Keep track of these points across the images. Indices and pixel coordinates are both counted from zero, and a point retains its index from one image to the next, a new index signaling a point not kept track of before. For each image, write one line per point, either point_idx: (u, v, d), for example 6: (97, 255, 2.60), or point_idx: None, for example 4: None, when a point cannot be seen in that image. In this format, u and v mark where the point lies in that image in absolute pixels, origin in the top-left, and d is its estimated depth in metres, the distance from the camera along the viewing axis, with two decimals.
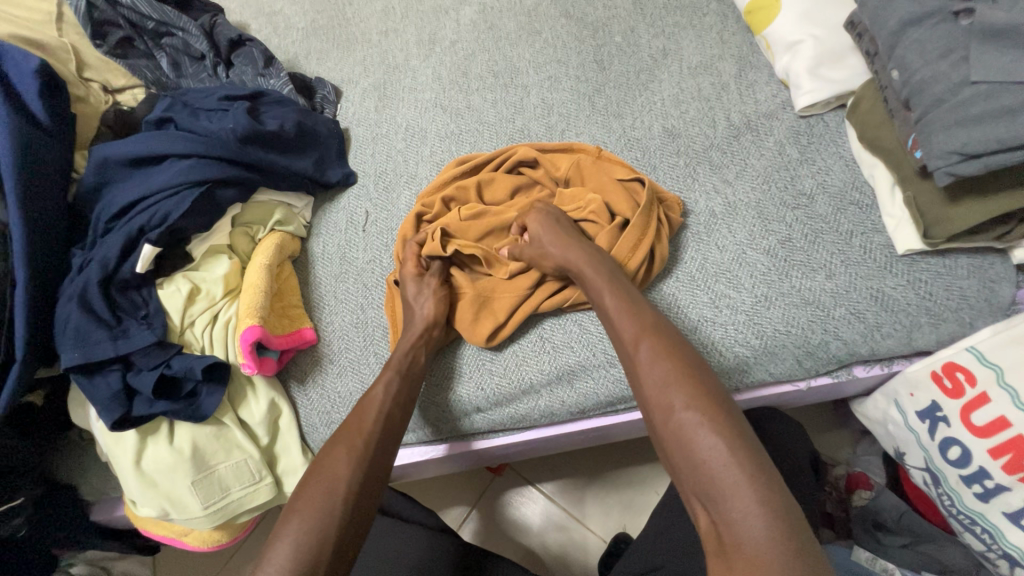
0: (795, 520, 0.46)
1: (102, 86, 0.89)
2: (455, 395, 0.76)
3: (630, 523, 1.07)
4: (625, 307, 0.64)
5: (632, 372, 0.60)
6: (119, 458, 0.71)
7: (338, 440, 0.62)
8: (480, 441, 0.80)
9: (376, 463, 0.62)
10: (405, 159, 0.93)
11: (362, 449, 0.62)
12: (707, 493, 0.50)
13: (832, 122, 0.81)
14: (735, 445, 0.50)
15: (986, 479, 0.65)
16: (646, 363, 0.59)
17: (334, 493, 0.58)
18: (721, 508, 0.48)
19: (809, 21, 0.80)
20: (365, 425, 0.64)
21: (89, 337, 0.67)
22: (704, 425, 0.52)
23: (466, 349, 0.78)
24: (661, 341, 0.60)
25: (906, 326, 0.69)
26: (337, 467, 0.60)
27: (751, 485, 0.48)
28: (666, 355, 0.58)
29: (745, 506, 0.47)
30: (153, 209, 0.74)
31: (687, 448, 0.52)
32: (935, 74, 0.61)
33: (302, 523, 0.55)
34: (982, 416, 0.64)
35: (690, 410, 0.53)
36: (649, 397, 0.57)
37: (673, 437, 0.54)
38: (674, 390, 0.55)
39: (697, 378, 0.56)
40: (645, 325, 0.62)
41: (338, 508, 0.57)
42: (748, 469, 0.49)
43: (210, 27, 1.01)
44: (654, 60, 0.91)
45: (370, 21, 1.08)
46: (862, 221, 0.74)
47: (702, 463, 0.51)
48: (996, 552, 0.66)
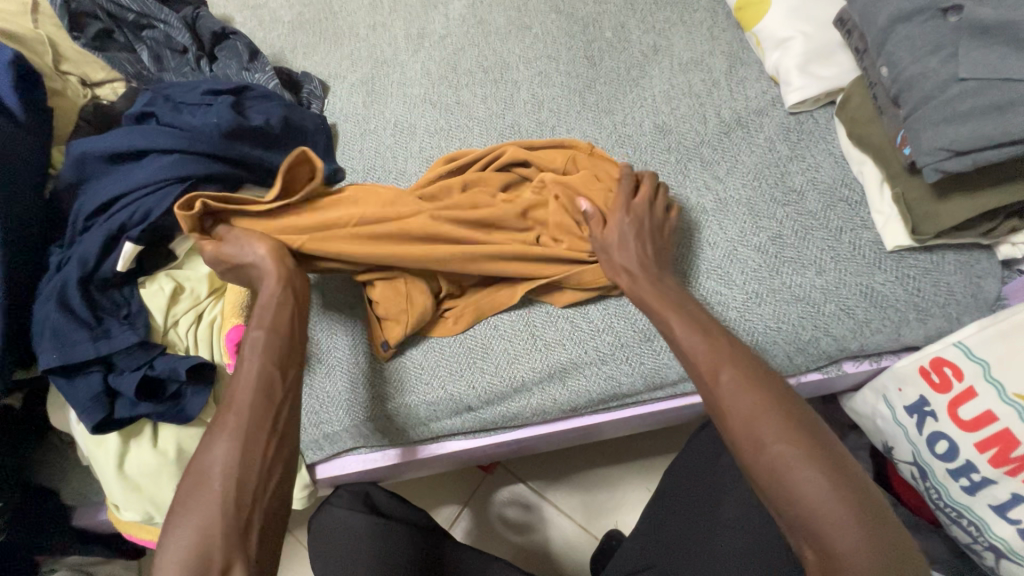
0: (900, 556, 0.45)
1: (79, 79, 0.86)
2: (403, 403, 0.76)
3: (622, 520, 1.07)
4: (696, 333, 0.59)
5: (711, 400, 0.55)
6: (101, 461, 0.70)
7: (211, 430, 0.55)
8: (433, 447, 0.79)
9: (255, 441, 0.54)
10: (393, 155, 0.91)
11: (232, 433, 0.54)
12: (812, 535, 0.46)
13: (821, 119, 0.81)
14: (836, 479, 0.47)
15: (973, 473, 0.65)
16: (726, 387, 0.54)
17: (207, 484, 0.51)
18: (830, 550, 0.45)
19: (799, 17, 0.80)
20: (233, 406, 0.56)
21: (68, 338, 0.65)
22: (800, 458, 0.48)
23: (409, 355, 0.78)
24: (737, 363, 0.55)
25: (895, 322, 0.69)
26: (207, 457, 0.53)
27: (857, 523, 0.45)
28: (748, 383, 0.54)
29: (852, 546, 0.44)
30: (135, 205, 0.71)
31: (786, 488, 0.48)
32: (925, 71, 0.61)
33: (179, 523, 0.50)
34: (969, 411, 0.65)
35: (786, 445, 0.49)
36: (732, 425, 0.52)
37: (765, 472, 0.49)
38: (761, 420, 0.51)
39: (783, 404, 0.52)
40: (721, 352, 0.57)
41: (216, 499, 0.50)
42: (856, 508, 0.46)
43: (192, 20, 0.99)
44: (645, 56, 0.91)
45: (358, 15, 1.07)
46: (851, 217, 0.74)
47: (804, 503, 0.47)
48: (982, 544, 0.67)
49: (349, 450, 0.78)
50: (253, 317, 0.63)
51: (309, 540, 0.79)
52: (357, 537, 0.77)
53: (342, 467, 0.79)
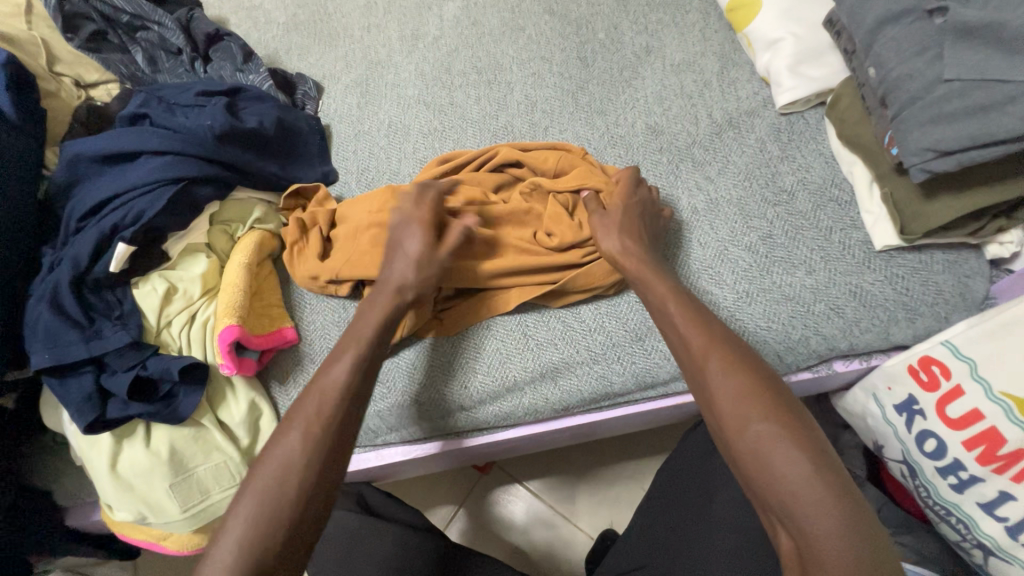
0: (877, 541, 0.45)
1: (74, 81, 0.86)
2: (457, 389, 0.75)
3: (617, 520, 1.08)
4: (691, 317, 0.60)
5: (698, 383, 0.56)
6: (94, 461, 0.70)
7: (295, 424, 0.57)
8: (467, 440, 0.79)
9: (333, 452, 0.57)
10: (387, 156, 0.92)
11: (314, 438, 0.56)
12: (785, 519, 0.47)
13: (812, 119, 0.82)
14: (820, 463, 0.48)
15: (960, 471, 0.66)
16: (716, 372, 0.55)
17: (282, 485, 0.54)
18: (801, 532, 0.46)
19: (789, 19, 0.81)
20: (318, 410, 0.58)
21: (61, 338, 0.66)
22: (783, 440, 0.49)
23: (478, 338, 0.77)
24: (727, 349, 0.56)
25: (884, 321, 0.70)
26: (292, 454, 0.55)
27: (836, 506, 0.46)
28: (731, 366, 0.55)
29: (830, 529, 0.45)
30: (127, 207, 0.72)
31: (764, 469, 0.49)
32: (911, 72, 0.61)
33: (254, 513, 0.52)
34: (957, 409, 0.65)
35: (772, 426, 0.50)
36: (720, 409, 0.53)
37: (749, 454, 0.50)
38: (747, 403, 0.52)
39: (771, 390, 0.53)
40: (709, 335, 0.58)
41: (291, 502, 0.53)
42: (831, 494, 0.46)
43: (186, 21, 0.99)
44: (637, 57, 0.91)
45: (352, 16, 1.07)
46: (841, 217, 0.74)
47: (779, 486, 0.48)
48: (971, 542, 0.67)
49: None
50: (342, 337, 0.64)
51: None
52: (352, 537, 0.78)
53: None
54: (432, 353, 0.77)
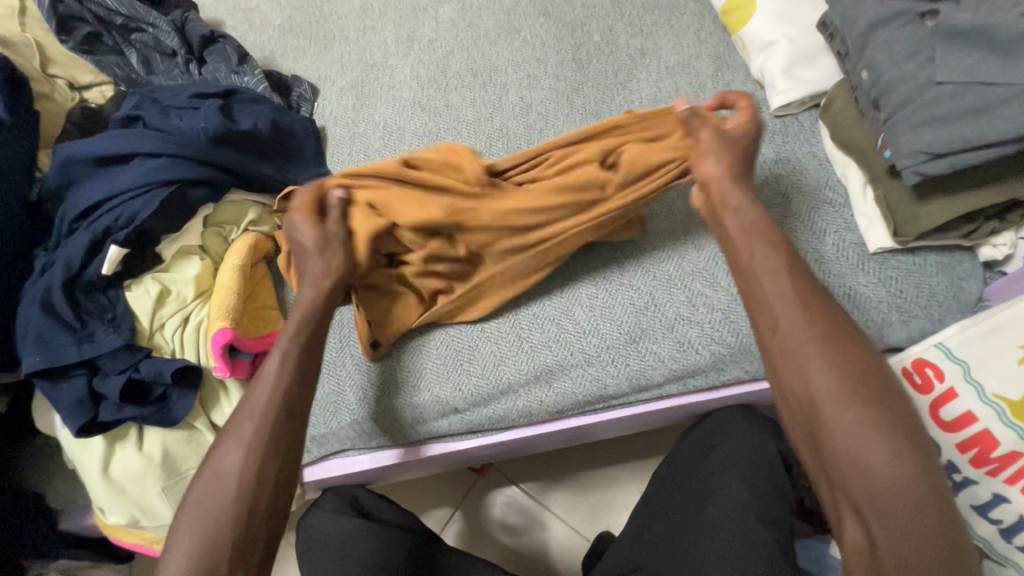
0: (961, 540, 0.45)
1: (67, 83, 0.86)
2: (420, 397, 0.75)
3: (613, 522, 1.08)
4: (789, 284, 0.55)
5: (791, 362, 0.52)
6: (86, 464, 0.70)
7: (224, 436, 0.57)
8: (444, 445, 0.79)
9: (273, 455, 0.56)
10: (382, 158, 0.92)
11: (253, 442, 0.55)
12: (866, 513, 0.46)
13: (806, 122, 0.82)
14: (920, 463, 0.46)
15: (953, 473, 0.65)
16: (816, 354, 0.51)
17: (224, 491, 0.54)
18: (883, 525, 0.45)
19: (783, 21, 0.81)
20: (256, 413, 0.57)
21: (53, 341, 0.66)
22: (888, 436, 0.47)
23: (437, 342, 0.77)
24: (832, 328, 0.52)
25: (878, 323, 0.70)
26: (223, 464, 0.55)
27: (929, 507, 0.45)
28: (831, 348, 0.51)
29: (919, 528, 0.45)
30: (120, 209, 0.71)
31: (857, 459, 0.47)
32: (903, 75, 0.61)
33: (193, 526, 0.53)
34: (950, 411, 0.65)
35: (875, 419, 0.47)
36: (818, 394, 0.49)
37: (846, 447, 0.47)
38: (852, 391, 0.49)
39: (877, 379, 0.49)
40: (810, 308, 0.53)
41: (229, 508, 0.53)
42: (923, 485, 0.45)
43: (181, 23, 0.99)
44: (632, 59, 0.91)
45: (348, 18, 1.07)
46: (835, 219, 0.74)
47: (869, 479, 0.46)
48: None
49: (336, 453, 0.79)
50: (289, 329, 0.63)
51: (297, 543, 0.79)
52: (345, 539, 0.77)
53: (331, 469, 0.80)
54: (386, 362, 0.78)
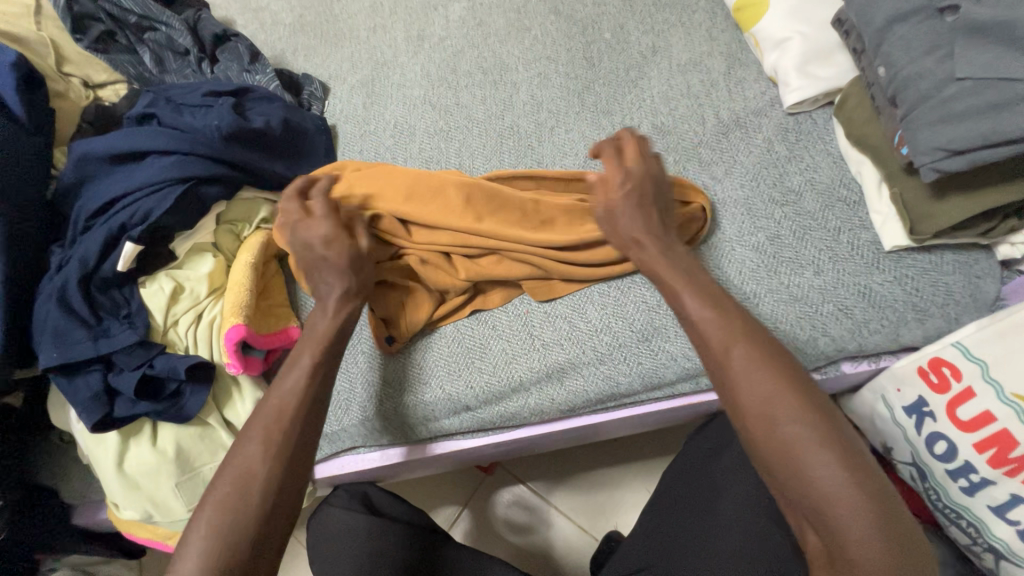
0: (909, 538, 0.46)
1: (82, 81, 0.88)
2: (429, 397, 0.75)
3: (622, 522, 1.07)
4: (708, 305, 0.58)
5: (729, 378, 0.54)
6: (101, 459, 0.70)
7: (250, 433, 0.58)
8: (448, 445, 0.79)
9: (289, 459, 0.57)
10: (393, 156, 0.92)
11: (269, 447, 0.57)
12: (823, 522, 0.47)
13: (820, 119, 0.81)
14: (855, 469, 0.47)
15: (971, 474, 0.65)
16: (743, 372, 0.53)
17: (248, 492, 0.54)
18: (839, 530, 0.46)
19: (797, 18, 0.80)
20: (275, 416, 0.59)
21: (69, 337, 0.66)
22: (818, 446, 0.48)
23: (441, 343, 0.78)
24: (758, 344, 0.54)
25: (893, 322, 0.69)
26: (248, 461, 0.56)
27: (870, 510, 0.46)
28: (763, 360, 0.53)
29: (864, 532, 0.46)
30: (135, 206, 0.72)
31: (793, 471, 0.49)
32: (921, 71, 0.61)
33: (214, 522, 0.53)
34: (968, 411, 0.65)
35: (805, 429, 0.49)
36: (748, 411, 0.52)
37: (781, 459, 0.50)
38: (780, 404, 0.50)
39: (803, 388, 0.51)
40: (733, 325, 0.56)
41: (252, 509, 0.54)
42: (866, 485, 0.47)
43: (194, 21, 0.99)
44: (644, 57, 0.91)
45: (358, 17, 1.07)
46: (850, 217, 0.74)
47: (812, 490, 0.48)
48: (982, 545, 0.67)
49: (347, 451, 0.79)
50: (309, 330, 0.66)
51: (308, 539, 0.80)
52: (356, 536, 0.77)
53: (343, 466, 0.80)
54: (393, 359, 0.78)
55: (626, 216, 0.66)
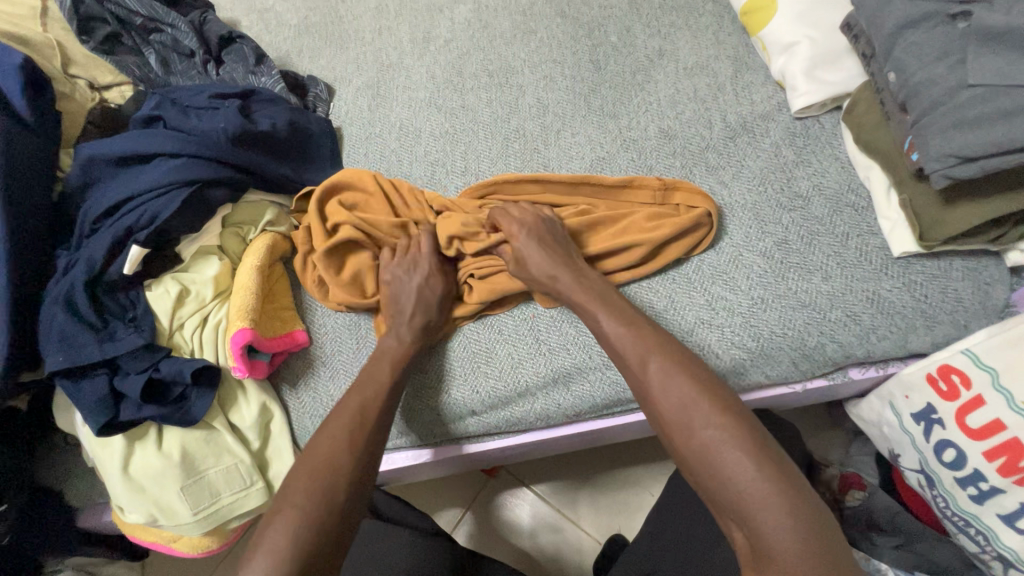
0: (821, 521, 0.48)
1: (88, 83, 0.87)
2: (449, 399, 0.75)
3: (625, 525, 1.07)
4: (621, 324, 0.64)
5: (650, 389, 0.58)
6: (106, 462, 0.70)
7: (333, 434, 0.62)
8: (463, 447, 0.79)
9: (369, 457, 0.62)
10: (399, 159, 0.92)
11: (353, 441, 0.62)
12: (742, 517, 0.49)
13: (828, 124, 0.81)
14: (761, 459, 0.50)
15: (981, 482, 0.65)
16: (657, 382, 0.58)
17: (334, 482, 0.58)
18: (755, 522, 0.49)
19: (805, 22, 0.80)
20: (358, 414, 0.64)
21: (75, 340, 0.66)
22: (727, 442, 0.52)
23: (458, 348, 0.77)
24: (669, 356, 0.59)
25: (901, 329, 0.69)
26: (333, 458, 0.60)
27: (778, 497, 0.49)
28: (677, 369, 0.58)
29: (775, 519, 0.48)
30: (141, 209, 0.72)
31: (709, 468, 0.52)
32: (932, 77, 0.60)
33: (299, 514, 0.55)
34: (977, 419, 0.64)
35: (715, 428, 0.53)
36: (666, 417, 0.56)
37: (698, 460, 0.53)
38: (691, 407, 0.55)
39: (712, 391, 0.56)
40: (647, 341, 0.61)
41: (337, 504, 0.57)
42: (776, 475, 0.50)
43: (200, 23, 1.00)
44: (650, 60, 0.91)
45: (363, 19, 1.07)
46: (858, 223, 0.74)
47: (729, 485, 0.50)
48: (990, 553, 0.67)
49: None
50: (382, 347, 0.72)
51: None
52: (361, 540, 0.77)
53: None
54: (422, 359, 0.77)
55: (531, 252, 0.71)
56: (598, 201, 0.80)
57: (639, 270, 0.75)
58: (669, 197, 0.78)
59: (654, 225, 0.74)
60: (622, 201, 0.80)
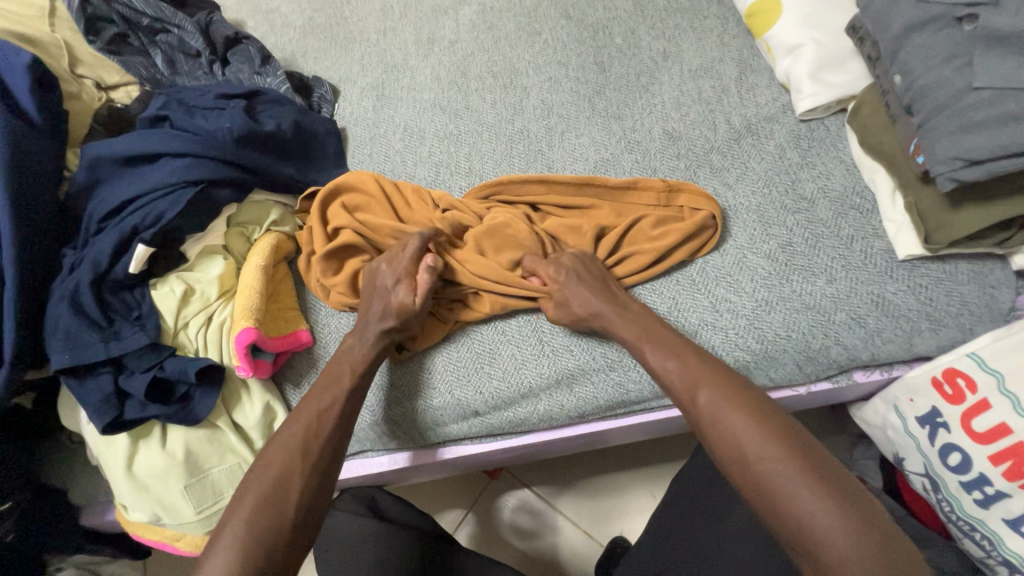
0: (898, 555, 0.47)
1: (94, 83, 0.87)
2: (450, 399, 0.75)
3: (627, 527, 1.07)
4: (666, 352, 0.64)
5: (707, 420, 0.58)
6: (111, 461, 0.70)
7: (285, 448, 0.62)
8: (463, 449, 0.79)
9: (319, 470, 0.62)
10: (403, 160, 0.92)
11: (304, 455, 0.62)
12: (811, 551, 0.49)
13: (832, 126, 0.81)
14: (829, 494, 0.50)
15: (986, 486, 0.64)
16: (711, 414, 0.58)
17: (282, 498, 0.58)
18: (828, 557, 0.48)
19: (810, 25, 0.80)
20: (310, 426, 0.64)
21: (80, 339, 0.66)
22: (793, 476, 0.51)
23: (459, 349, 0.77)
24: (721, 386, 0.59)
25: (906, 331, 0.69)
26: (277, 475, 0.60)
27: (853, 535, 0.48)
28: (734, 400, 0.58)
29: (853, 558, 0.47)
30: (147, 208, 0.72)
31: (777, 504, 0.51)
32: (938, 80, 0.60)
33: (238, 533, 0.55)
34: (983, 422, 0.64)
35: (777, 463, 0.52)
36: (725, 450, 0.56)
37: (764, 496, 0.52)
38: (750, 440, 0.55)
39: (770, 422, 0.56)
40: (695, 371, 0.61)
41: (279, 524, 0.57)
42: (846, 509, 0.49)
43: (206, 24, 1.00)
44: (655, 62, 0.91)
45: (368, 20, 1.07)
46: (863, 226, 0.73)
47: (797, 520, 0.50)
48: (995, 558, 0.66)
49: (356, 454, 0.79)
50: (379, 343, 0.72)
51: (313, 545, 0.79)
52: (363, 541, 0.77)
53: (349, 471, 0.80)
54: (422, 359, 0.77)
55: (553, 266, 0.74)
56: (602, 203, 0.80)
57: (646, 272, 0.75)
58: (674, 199, 0.78)
59: (660, 235, 0.75)
60: (627, 204, 0.80)
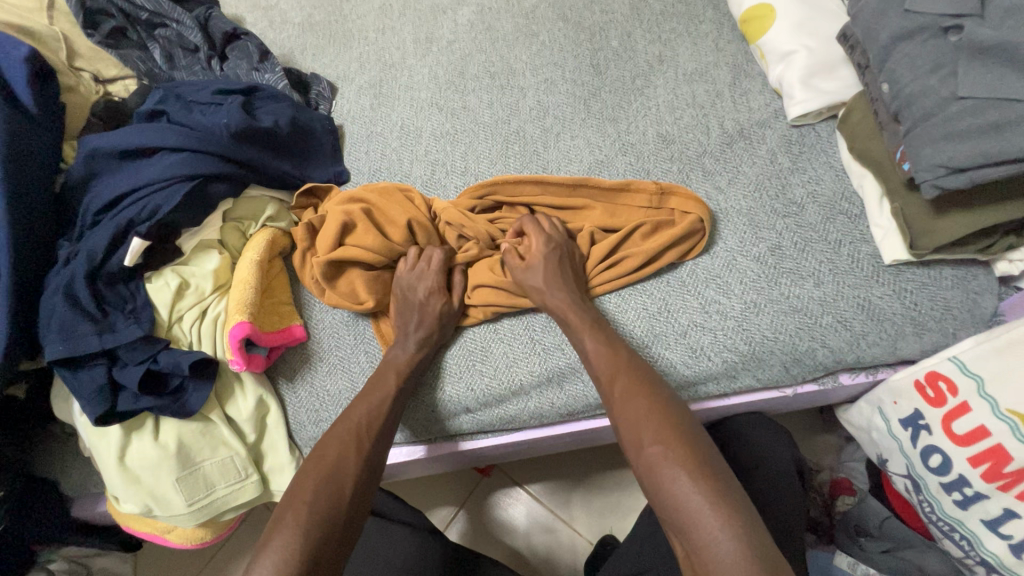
0: (759, 540, 0.51)
1: (92, 76, 0.88)
2: (443, 395, 0.76)
3: (616, 526, 1.08)
4: (603, 346, 0.69)
5: (618, 410, 0.64)
6: (103, 453, 0.71)
7: (329, 442, 0.65)
8: (462, 444, 0.80)
9: (369, 470, 0.65)
10: (399, 158, 0.93)
11: (354, 453, 0.65)
12: (683, 529, 0.54)
13: (823, 132, 0.82)
14: (702, 481, 0.55)
15: (965, 487, 0.66)
16: (621, 402, 0.64)
17: (335, 490, 0.61)
18: (694, 537, 0.53)
19: (803, 32, 0.81)
20: (359, 426, 0.67)
21: (74, 330, 0.67)
22: (672, 463, 0.57)
23: (455, 348, 0.78)
24: (636, 382, 0.65)
25: (891, 335, 0.70)
26: (332, 461, 0.63)
27: (718, 517, 0.52)
28: (643, 394, 0.64)
29: (713, 536, 0.52)
30: (144, 201, 0.72)
31: (658, 486, 0.57)
32: (924, 88, 0.62)
33: (298, 518, 0.57)
34: (963, 425, 0.65)
35: (663, 449, 0.58)
36: (626, 434, 0.62)
37: (649, 477, 0.58)
38: (645, 427, 0.61)
39: (668, 417, 0.61)
40: (619, 364, 0.67)
41: (338, 510, 0.60)
42: (715, 495, 0.54)
43: (205, 20, 1.01)
44: (650, 66, 0.92)
45: (367, 18, 1.08)
46: (850, 230, 0.75)
47: (673, 500, 0.55)
48: (974, 558, 0.69)
49: None
50: (394, 346, 0.75)
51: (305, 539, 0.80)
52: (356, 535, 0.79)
53: None
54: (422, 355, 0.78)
55: (552, 260, 0.74)
56: (594, 204, 0.81)
57: (633, 276, 0.76)
58: (666, 202, 0.79)
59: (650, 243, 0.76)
60: (620, 205, 0.81)
